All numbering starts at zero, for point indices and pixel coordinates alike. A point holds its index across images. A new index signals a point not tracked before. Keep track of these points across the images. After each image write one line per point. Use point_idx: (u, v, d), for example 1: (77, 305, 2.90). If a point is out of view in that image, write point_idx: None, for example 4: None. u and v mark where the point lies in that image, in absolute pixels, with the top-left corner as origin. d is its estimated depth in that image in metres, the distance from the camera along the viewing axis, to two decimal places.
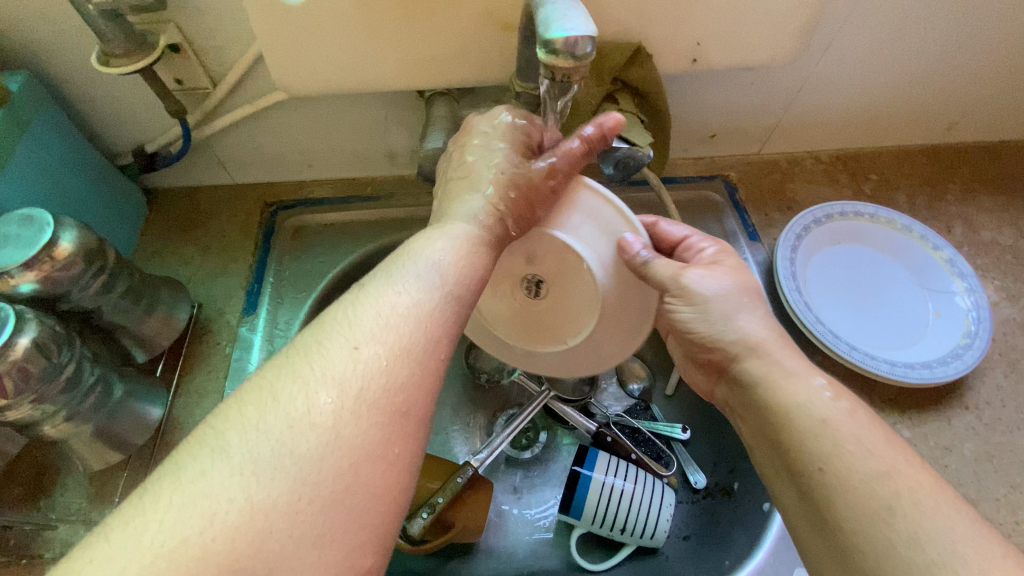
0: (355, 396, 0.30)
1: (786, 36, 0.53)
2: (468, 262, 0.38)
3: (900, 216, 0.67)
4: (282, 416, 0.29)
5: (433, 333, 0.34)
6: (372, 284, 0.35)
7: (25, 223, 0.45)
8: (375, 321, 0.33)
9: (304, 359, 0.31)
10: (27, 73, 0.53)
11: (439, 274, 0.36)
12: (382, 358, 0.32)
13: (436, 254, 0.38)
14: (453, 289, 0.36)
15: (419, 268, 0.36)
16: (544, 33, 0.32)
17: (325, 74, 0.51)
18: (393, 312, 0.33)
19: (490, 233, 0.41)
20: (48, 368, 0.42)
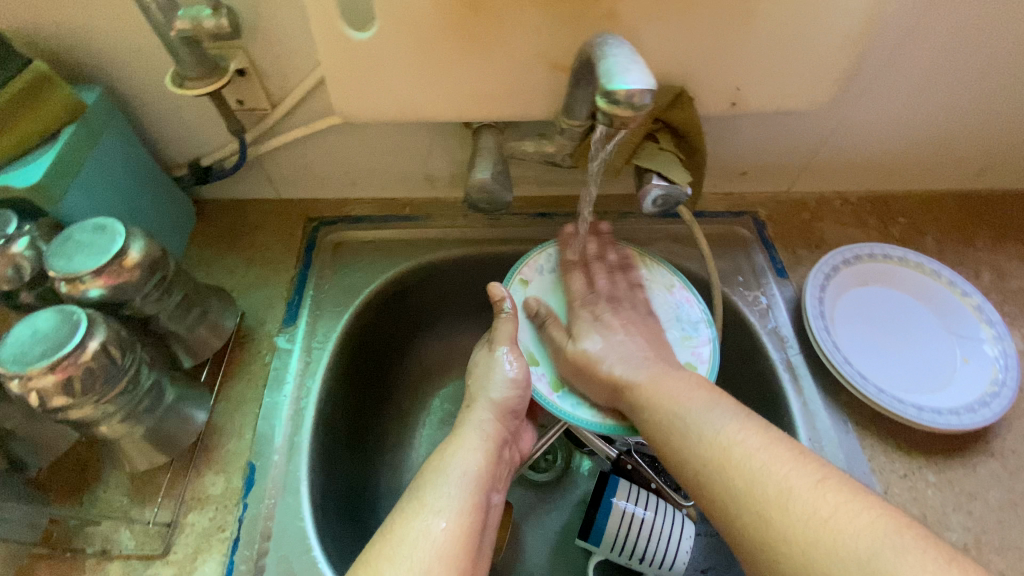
0: (460, 533, 0.44)
1: (824, 83, 0.55)
2: (481, 488, 0.48)
3: (929, 260, 0.68)
4: (416, 548, 0.42)
5: (460, 558, 0.42)
6: (412, 512, 0.44)
7: (97, 232, 0.48)
8: (454, 484, 0.46)
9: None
10: (100, 89, 0.56)
11: (485, 441, 0.51)
12: (462, 510, 0.45)
13: (455, 486, 0.46)
14: (467, 517, 0.45)
15: (471, 439, 0.50)
16: (606, 84, 0.34)
17: (381, 103, 0.53)
18: (464, 475, 0.47)
19: (492, 458, 0.50)
20: (112, 370, 0.44)
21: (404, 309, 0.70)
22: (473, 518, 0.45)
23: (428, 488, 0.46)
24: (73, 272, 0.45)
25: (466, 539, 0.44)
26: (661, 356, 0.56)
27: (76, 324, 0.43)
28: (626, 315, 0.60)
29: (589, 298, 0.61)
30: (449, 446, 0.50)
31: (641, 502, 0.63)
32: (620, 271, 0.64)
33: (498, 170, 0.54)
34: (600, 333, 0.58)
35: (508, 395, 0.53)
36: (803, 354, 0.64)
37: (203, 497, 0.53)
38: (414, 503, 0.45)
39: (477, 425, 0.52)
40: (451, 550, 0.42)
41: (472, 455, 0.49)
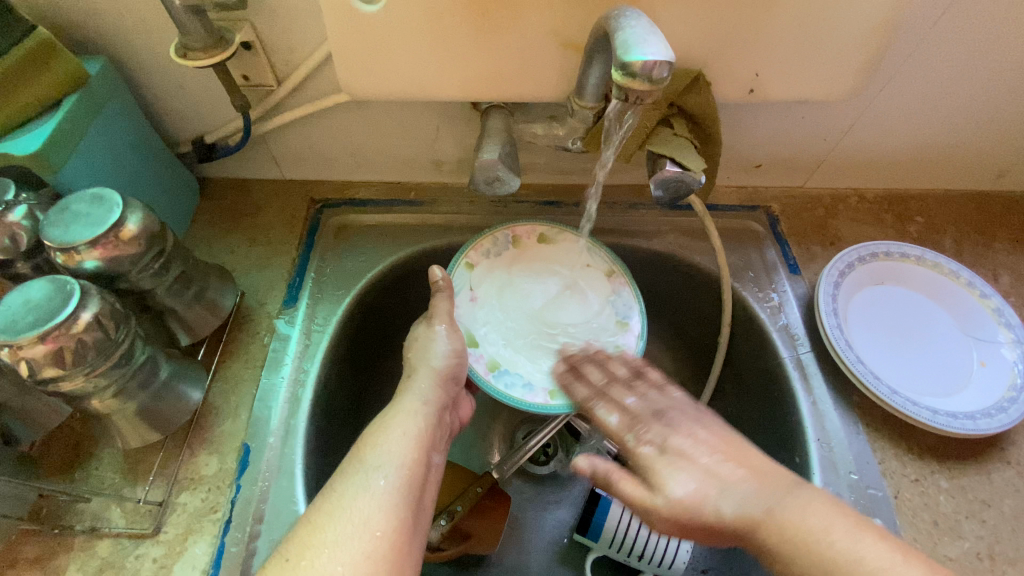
0: (397, 494, 0.41)
1: (847, 71, 0.53)
2: (422, 448, 0.45)
3: (947, 261, 0.66)
4: (361, 508, 0.39)
5: (400, 517, 0.40)
6: (355, 469, 0.42)
7: (95, 202, 0.47)
8: (398, 442, 0.44)
9: (310, 537, 0.37)
10: (105, 59, 0.55)
11: (427, 404, 0.49)
12: (405, 470, 0.42)
13: (398, 447, 0.44)
14: (412, 476, 0.43)
15: (414, 401, 0.49)
16: (623, 56, 0.33)
17: (389, 80, 0.52)
18: (408, 434, 0.45)
19: (435, 421, 0.48)
20: (105, 343, 0.43)
21: (407, 295, 0.69)
22: (416, 477, 0.43)
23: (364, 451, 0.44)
24: (68, 242, 0.44)
25: (409, 494, 0.41)
26: (754, 464, 0.44)
27: (69, 294, 0.42)
28: (680, 413, 0.50)
29: (610, 384, 0.55)
30: (382, 413, 0.47)
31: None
32: (638, 379, 0.55)
33: (506, 152, 0.53)
34: (682, 467, 0.44)
35: (450, 363, 0.53)
36: (815, 353, 0.62)
37: (196, 477, 0.52)
38: (347, 467, 0.42)
39: (419, 391, 0.50)
40: (394, 509, 0.40)
41: (413, 417, 0.47)
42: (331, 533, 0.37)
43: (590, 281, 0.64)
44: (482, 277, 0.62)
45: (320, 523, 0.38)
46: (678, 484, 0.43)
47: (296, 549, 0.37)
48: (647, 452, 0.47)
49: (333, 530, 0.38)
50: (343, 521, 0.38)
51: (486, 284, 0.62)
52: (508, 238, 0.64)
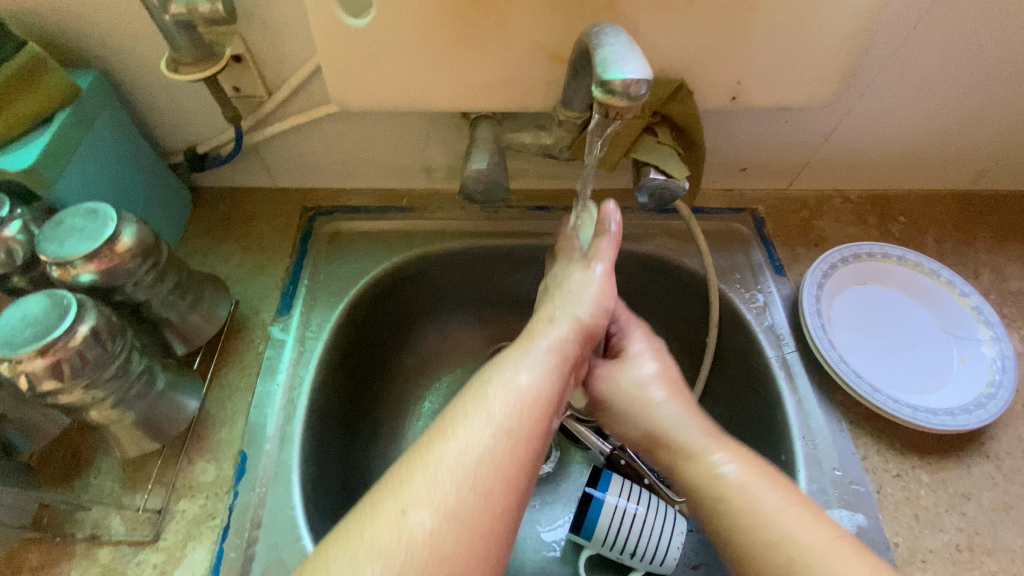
0: (506, 449, 0.37)
1: (826, 79, 0.54)
2: (544, 409, 0.41)
3: (928, 260, 0.67)
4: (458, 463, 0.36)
5: (514, 478, 0.36)
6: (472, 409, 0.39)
7: (90, 216, 0.47)
8: (509, 396, 0.40)
9: (400, 478, 0.36)
10: (96, 73, 0.56)
11: (554, 356, 0.44)
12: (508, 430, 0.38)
13: (505, 400, 0.40)
14: (517, 435, 0.38)
15: (536, 353, 0.44)
16: (602, 74, 0.34)
17: (378, 92, 0.53)
18: (522, 389, 0.41)
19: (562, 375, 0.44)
20: (102, 356, 0.44)
21: (400, 301, 0.70)
22: (530, 443, 0.38)
23: (472, 401, 0.40)
24: (64, 256, 0.45)
25: (517, 457, 0.37)
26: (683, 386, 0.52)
27: (65, 308, 0.42)
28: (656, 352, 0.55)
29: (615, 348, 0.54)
30: (507, 363, 0.43)
31: (630, 502, 0.63)
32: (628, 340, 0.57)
33: (495, 160, 0.53)
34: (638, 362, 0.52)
35: (594, 314, 0.49)
36: (800, 353, 0.64)
37: (194, 485, 0.53)
38: (452, 417, 0.39)
39: (554, 336, 0.46)
40: (500, 472, 0.36)
41: (539, 370, 0.42)
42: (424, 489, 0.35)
43: None
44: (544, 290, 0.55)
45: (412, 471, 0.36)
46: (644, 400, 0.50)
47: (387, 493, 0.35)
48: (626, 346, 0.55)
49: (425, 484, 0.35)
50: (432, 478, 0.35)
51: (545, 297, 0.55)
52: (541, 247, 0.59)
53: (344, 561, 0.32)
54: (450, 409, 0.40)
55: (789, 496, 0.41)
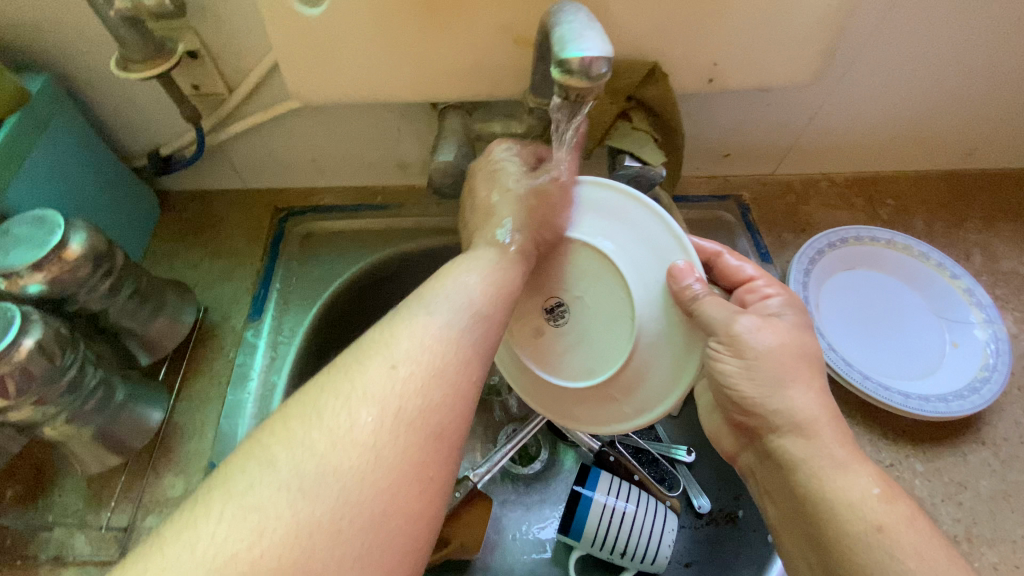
0: (401, 400, 0.33)
1: (806, 57, 0.52)
2: (453, 355, 0.36)
3: (918, 242, 0.66)
4: (326, 432, 0.31)
5: (404, 438, 0.32)
6: (365, 357, 0.35)
7: (37, 223, 0.45)
8: (411, 340, 0.36)
9: (372, 344, 0.36)
10: (47, 75, 0.54)
11: (470, 298, 0.40)
12: (417, 377, 0.34)
13: (464, 283, 0.41)
14: (480, 316, 0.40)
15: (450, 293, 0.40)
16: (560, 53, 0.32)
17: (340, 84, 0.51)
18: (428, 332, 0.37)
19: (475, 319, 0.39)
20: (51, 370, 0.42)
21: (377, 302, 0.68)
22: (437, 391, 0.34)
23: (428, 289, 0.40)
24: (9, 267, 0.43)
25: (454, 360, 0.36)
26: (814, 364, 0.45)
27: (10, 321, 0.40)
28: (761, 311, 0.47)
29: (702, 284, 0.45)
30: (463, 261, 0.44)
31: (620, 501, 0.61)
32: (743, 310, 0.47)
33: (463, 153, 0.51)
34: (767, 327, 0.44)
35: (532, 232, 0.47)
36: None
37: (161, 500, 0.50)
38: (415, 300, 0.39)
39: (472, 276, 0.42)
40: (385, 452, 0.31)
41: (440, 317, 0.38)
42: (284, 456, 0.30)
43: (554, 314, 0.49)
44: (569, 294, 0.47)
45: (282, 427, 0.32)
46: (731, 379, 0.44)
47: (244, 460, 0.31)
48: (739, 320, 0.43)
49: (284, 463, 0.30)
50: (300, 448, 0.31)
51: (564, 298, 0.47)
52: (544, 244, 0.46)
53: (333, 408, 0.32)
54: (412, 295, 0.40)
55: (922, 527, 0.38)
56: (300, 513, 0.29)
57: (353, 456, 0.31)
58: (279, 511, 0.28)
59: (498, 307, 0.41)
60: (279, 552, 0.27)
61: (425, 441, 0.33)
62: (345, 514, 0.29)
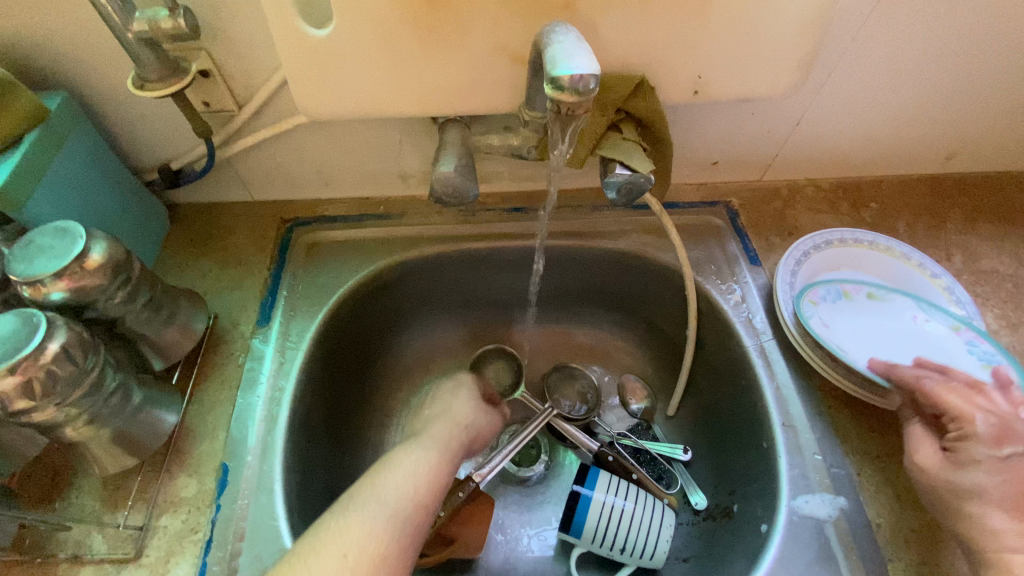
0: None
1: (784, 71, 0.56)
2: (396, 547, 0.40)
3: (899, 244, 0.68)
4: None
5: None
6: (311, 551, 0.38)
7: (59, 235, 0.48)
8: (360, 532, 0.39)
9: (321, 537, 0.39)
10: (64, 94, 0.56)
11: (414, 483, 0.44)
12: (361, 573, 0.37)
13: (411, 467, 0.45)
14: (423, 499, 0.43)
15: (396, 479, 0.44)
16: (551, 71, 0.35)
17: (346, 101, 0.53)
18: (373, 524, 0.40)
19: (416, 507, 0.43)
20: (75, 373, 0.44)
21: (380, 308, 0.70)
22: None
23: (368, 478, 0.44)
24: (34, 275, 0.45)
25: (396, 552, 0.39)
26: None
27: (36, 326, 0.43)
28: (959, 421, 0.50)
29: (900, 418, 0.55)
30: (405, 443, 0.48)
31: (619, 498, 0.63)
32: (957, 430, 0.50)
33: (463, 164, 0.54)
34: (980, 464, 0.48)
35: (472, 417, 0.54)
36: (777, 341, 0.65)
37: (176, 500, 0.52)
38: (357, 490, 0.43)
39: (417, 456, 0.46)
40: None
41: (384, 504, 0.41)
42: None
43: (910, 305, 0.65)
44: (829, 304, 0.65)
45: None
46: (986, 518, 0.46)
47: None
48: (983, 450, 0.47)
49: None
50: None
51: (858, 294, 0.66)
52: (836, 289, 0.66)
53: None
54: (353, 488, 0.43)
55: None
56: None
57: None
58: None
59: (437, 491, 0.45)
60: None
61: None
62: None
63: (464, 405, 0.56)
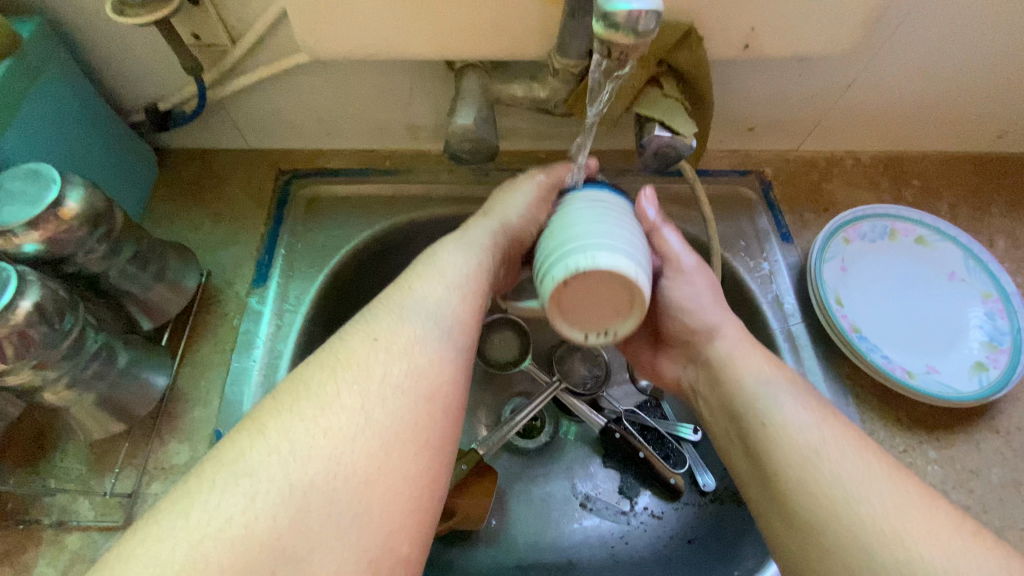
0: (394, 399, 0.36)
1: (848, 29, 0.49)
2: (435, 343, 0.39)
3: (945, 224, 0.63)
4: (317, 406, 0.35)
5: (408, 426, 0.35)
6: (338, 360, 0.37)
7: (30, 179, 0.43)
8: (379, 357, 0.37)
9: (338, 360, 0.37)
10: (38, 19, 0.50)
11: (434, 310, 0.41)
12: (397, 360, 0.37)
13: (455, 268, 0.44)
14: (465, 291, 0.43)
15: (411, 307, 0.40)
16: (603, 4, 0.29)
17: (351, 40, 0.47)
18: (403, 343, 0.38)
19: (471, 297, 0.43)
20: (51, 334, 0.41)
21: (382, 270, 0.65)
22: (427, 386, 0.37)
23: (402, 294, 0.42)
24: (2, 224, 0.41)
25: (435, 352, 0.39)
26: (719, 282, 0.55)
27: (5, 282, 0.39)
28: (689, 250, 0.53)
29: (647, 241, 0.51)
30: (420, 270, 0.44)
31: (616, 218, 0.41)
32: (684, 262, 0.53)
33: (483, 116, 0.48)
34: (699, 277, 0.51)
35: (524, 218, 0.49)
36: (806, 324, 0.61)
37: (167, 467, 0.49)
38: (394, 304, 0.41)
39: (443, 274, 0.43)
40: (375, 416, 0.35)
41: (410, 318, 0.40)
42: (249, 448, 0.33)
43: (944, 268, 0.62)
44: (863, 250, 0.63)
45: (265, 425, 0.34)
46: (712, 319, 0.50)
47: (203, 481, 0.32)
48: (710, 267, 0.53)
49: (274, 432, 0.33)
50: (291, 419, 0.34)
51: (897, 241, 0.63)
52: (884, 229, 0.63)
53: (321, 380, 0.36)
54: (396, 283, 0.43)
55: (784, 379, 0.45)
56: (295, 475, 0.32)
57: (343, 421, 0.34)
58: (271, 479, 0.32)
59: (466, 325, 0.42)
60: (257, 540, 0.30)
61: (416, 411, 0.36)
62: (339, 476, 0.32)
63: (522, 197, 0.49)
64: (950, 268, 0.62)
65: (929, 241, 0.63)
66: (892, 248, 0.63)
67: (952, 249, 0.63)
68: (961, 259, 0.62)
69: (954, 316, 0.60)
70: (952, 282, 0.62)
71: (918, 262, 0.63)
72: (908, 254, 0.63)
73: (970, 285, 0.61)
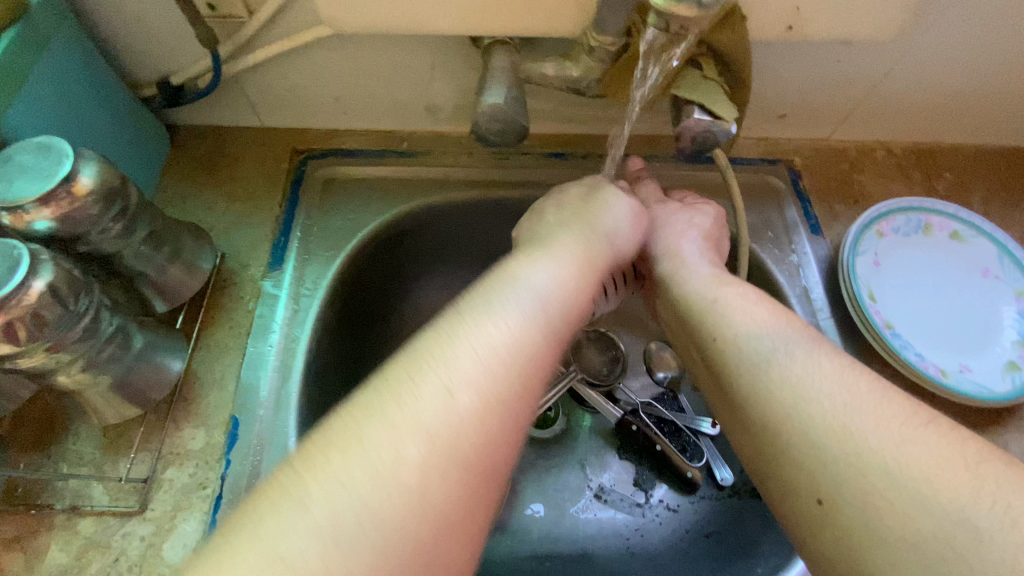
0: (461, 469, 0.27)
1: (898, 11, 0.47)
2: (517, 390, 0.30)
3: (981, 220, 0.61)
4: (371, 469, 0.25)
5: (459, 504, 0.27)
6: (393, 390, 0.27)
7: (41, 153, 0.41)
8: (453, 398, 0.28)
9: (394, 392, 0.27)
10: None
11: (521, 338, 0.32)
12: (474, 405, 0.28)
13: (540, 281, 0.35)
14: (557, 316, 0.34)
15: (498, 329, 0.31)
16: None
17: (376, 12, 0.45)
18: (490, 382, 0.29)
19: (562, 322, 0.35)
20: (64, 315, 0.39)
21: (398, 255, 0.64)
22: (489, 455, 0.28)
23: (477, 313, 0.32)
24: (14, 199, 0.39)
25: (517, 403, 0.30)
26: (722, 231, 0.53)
27: (17, 260, 0.37)
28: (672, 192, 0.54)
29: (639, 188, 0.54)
30: (508, 273, 0.35)
31: None
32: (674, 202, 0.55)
33: (514, 95, 0.46)
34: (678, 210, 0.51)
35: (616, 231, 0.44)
36: (834, 319, 0.59)
37: (182, 453, 0.48)
38: (466, 308, 0.33)
39: (533, 288, 0.34)
40: (432, 498, 0.26)
41: (489, 349, 0.30)
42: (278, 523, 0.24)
43: (978, 265, 0.61)
44: (896, 244, 0.61)
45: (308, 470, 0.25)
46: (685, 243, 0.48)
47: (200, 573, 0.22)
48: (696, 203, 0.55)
49: (318, 506, 0.24)
50: (337, 485, 0.25)
51: (930, 236, 0.61)
52: (917, 223, 0.62)
53: (377, 428, 0.26)
54: (480, 285, 0.34)
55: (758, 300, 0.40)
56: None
57: (398, 505, 0.25)
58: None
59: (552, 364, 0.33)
60: None
61: (474, 487, 0.27)
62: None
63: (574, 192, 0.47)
64: (984, 266, 0.60)
65: (963, 237, 0.61)
66: (924, 243, 0.61)
67: (987, 246, 0.61)
68: (995, 256, 0.60)
69: (987, 315, 0.58)
70: (986, 280, 0.60)
71: (952, 258, 0.61)
72: (941, 250, 0.61)
73: (1004, 283, 0.60)
